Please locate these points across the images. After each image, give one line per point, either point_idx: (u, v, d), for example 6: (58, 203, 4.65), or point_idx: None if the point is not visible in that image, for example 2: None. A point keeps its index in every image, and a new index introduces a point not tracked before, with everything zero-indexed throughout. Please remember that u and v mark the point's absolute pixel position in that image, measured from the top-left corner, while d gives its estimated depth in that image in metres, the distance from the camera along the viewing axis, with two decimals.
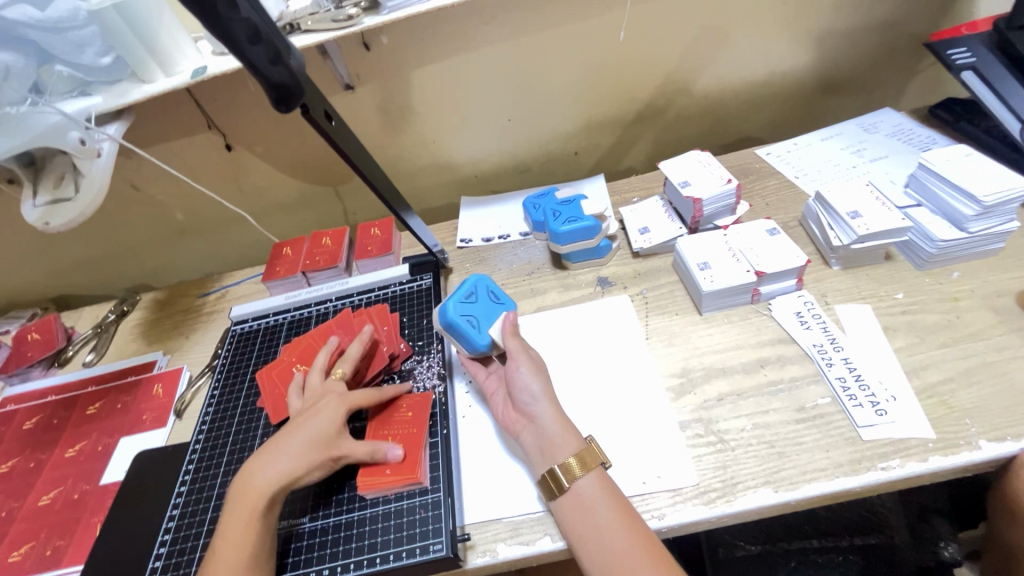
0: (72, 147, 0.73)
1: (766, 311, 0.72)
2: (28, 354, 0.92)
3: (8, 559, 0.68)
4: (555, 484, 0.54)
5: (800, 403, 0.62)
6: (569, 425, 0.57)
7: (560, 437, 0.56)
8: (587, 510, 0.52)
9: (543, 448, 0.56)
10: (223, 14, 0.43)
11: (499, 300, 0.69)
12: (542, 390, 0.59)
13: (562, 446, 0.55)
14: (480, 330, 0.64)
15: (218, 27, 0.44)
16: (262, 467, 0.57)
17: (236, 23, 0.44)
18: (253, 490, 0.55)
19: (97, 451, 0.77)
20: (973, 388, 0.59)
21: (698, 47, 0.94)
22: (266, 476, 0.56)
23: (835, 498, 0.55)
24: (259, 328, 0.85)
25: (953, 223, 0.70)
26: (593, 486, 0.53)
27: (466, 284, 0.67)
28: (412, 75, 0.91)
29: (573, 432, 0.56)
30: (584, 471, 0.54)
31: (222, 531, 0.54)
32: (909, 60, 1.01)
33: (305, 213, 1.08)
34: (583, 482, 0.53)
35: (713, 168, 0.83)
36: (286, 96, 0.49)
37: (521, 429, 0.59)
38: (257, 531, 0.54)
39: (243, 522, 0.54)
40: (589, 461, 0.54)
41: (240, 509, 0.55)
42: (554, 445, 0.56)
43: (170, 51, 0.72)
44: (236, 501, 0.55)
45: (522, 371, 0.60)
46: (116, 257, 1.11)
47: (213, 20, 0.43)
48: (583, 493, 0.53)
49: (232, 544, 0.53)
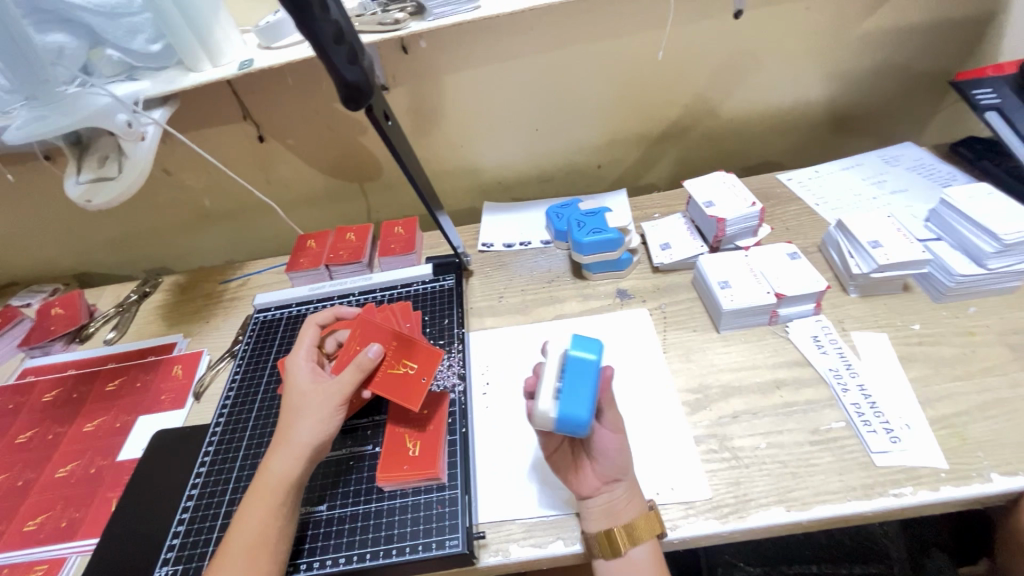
0: (119, 130, 0.74)
1: (784, 333, 0.73)
2: (50, 328, 0.94)
3: (23, 528, 0.69)
4: (614, 543, 0.54)
5: (814, 425, 0.63)
6: (635, 491, 0.57)
7: (627, 502, 0.55)
8: (635, 575, 0.53)
9: (611, 512, 0.54)
10: (316, 15, 0.45)
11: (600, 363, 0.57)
12: (627, 462, 0.56)
13: (626, 510, 0.55)
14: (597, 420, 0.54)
15: (310, 27, 0.46)
16: (274, 449, 0.58)
17: (326, 24, 0.46)
18: (268, 474, 0.56)
19: (115, 428, 0.78)
20: (986, 422, 0.60)
21: (726, 71, 0.96)
22: (281, 460, 0.56)
23: (846, 521, 0.56)
24: (281, 316, 0.86)
25: (973, 259, 0.71)
26: (646, 556, 0.54)
27: (569, 380, 0.53)
28: (449, 81, 0.93)
29: (638, 499, 0.56)
30: (641, 540, 0.54)
31: (242, 514, 0.55)
32: (934, 96, 1.03)
33: (330, 208, 1.10)
34: (640, 548, 0.54)
35: (738, 190, 0.84)
36: (356, 94, 0.51)
37: (591, 492, 0.56)
38: (273, 513, 0.54)
39: (258, 510, 0.54)
40: (650, 529, 0.55)
41: (257, 494, 0.55)
42: (621, 510, 0.54)
43: (220, 43, 0.74)
44: (253, 487, 0.56)
45: (611, 439, 0.56)
46: (140, 239, 1.13)
47: (306, 20, 0.45)
48: (634, 560, 0.54)
49: (253, 524, 0.53)
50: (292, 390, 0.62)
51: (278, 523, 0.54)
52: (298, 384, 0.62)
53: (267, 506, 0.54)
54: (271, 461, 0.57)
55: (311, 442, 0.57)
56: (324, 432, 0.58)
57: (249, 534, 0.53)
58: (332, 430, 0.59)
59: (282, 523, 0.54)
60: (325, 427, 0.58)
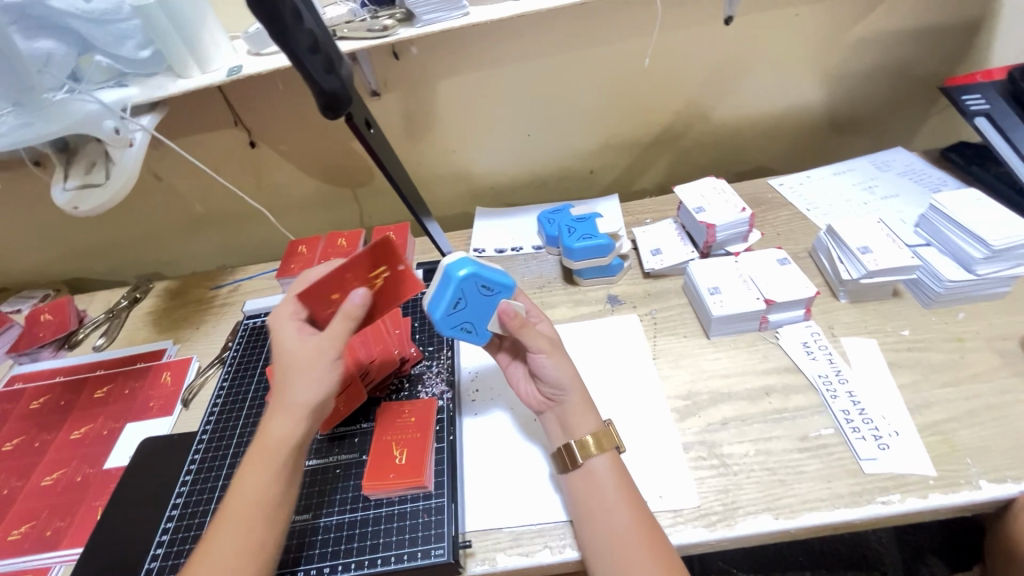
0: (107, 136, 0.74)
1: (774, 339, 0.73)
2: (39, 334, 0.94)
3: (7, 537, 0.68)
4: (569, 459, 0.56)
5: (803, 432, 0.62)
6: (589, 406, 0.59)
7: (580, 418, 0.57)
8: (597, 484, 0.54)
9: (565, 427, 0.58)
10: (290, 25, 0.46)
11: (494, 289, 0.60)
12: (569, 377, 0.59)
13: (581, 425, 0.57)
14: (481, 330, 0.63)
15: (284, 36, 0.46)
16: (272, 411, 0.55)
17: (299, 34, 0.47)
18: (267, 437, 0.54)
19: (102, 435, 0.78)
20: (974, 428, 0.60)
21: (717, 77, 0.97)
22: (280, 420, 0.55)
23: (834, 529, 0.56)
24: (271, 322, 0.86)
25: (962, 264, 0.71)
26: (605, 466, 0.55)
27: (448, 292, 0.59)
28: (440, 86, 0.93)
29: (593, 414, 0.58)
30: (599, 451, 0.55)
31: (240, 479, 0.54)
32: (924, 101, 1.04)
33: (323, 214, 1.09)
34: (598, 460, 0.55)
35: (728, 196, 0.85)
36: (336, 103, 0.50)
37: (544, 409, 0.61)
38: (268, 480, 0.53)
39: (257, 474, 0.53)
40: (606, 442, 0.56)
41: (254, 460, 0.54)
42: (574, 426, 0.57)
43: (207, 48, 0.74)
44: (251, 451, 0.55)
45: (546, 364, 0.59)
46: (132, 245, 1.13)
47: (279, 29, 0.45)
48: (594, 471, 0.55)
49: (250, 490, 0.52)
50: (282, 350, 0.58)
51: (275, 490, 0.53)
52: (286, 344, 0.58)
53: (265, 474, 0.53)
54: (270, 423, 0.55)
55: (309, 403, 0.55)
56: (320, 392, 0.55)
57: (247, 498, 0.52)
58: (329, 388, 0.56)
59: (279, 489, 0.53)
60: (320, 387, 0.55)
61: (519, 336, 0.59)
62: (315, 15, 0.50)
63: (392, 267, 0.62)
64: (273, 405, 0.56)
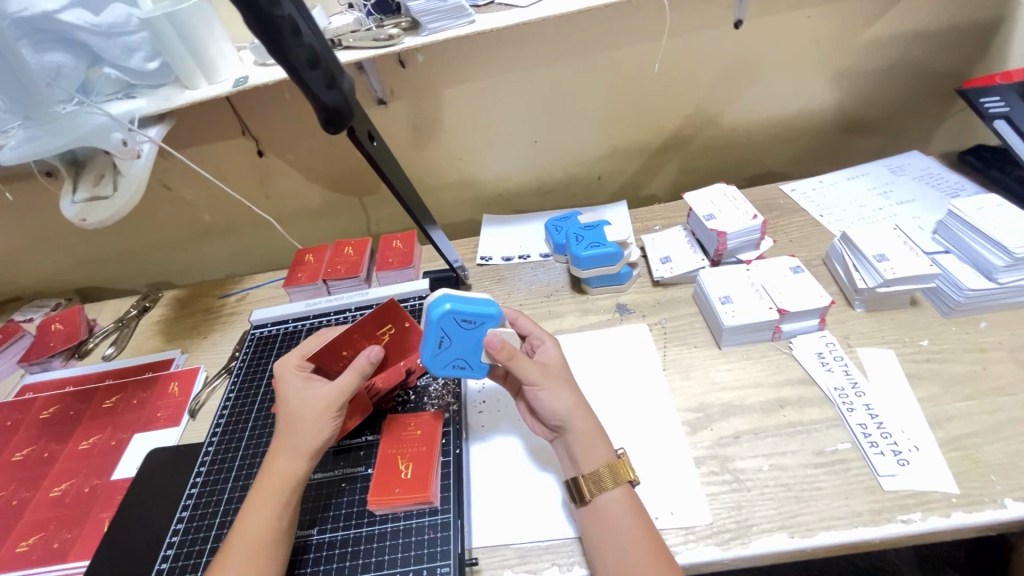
0: (114, 148, 0.73)
1: (787, 349, 0.71)
2: (49, 344, 0.94)
3: (16, 549, 0.68)
4: (578, 492, 0.55)
5: (819, 446, 0.61)
6: (596, 435, 0.57)
7: (587, 451, 0.56)
8: (610, 520, 0.53)
9: (572, 459, 0.56)
10: (289, 41, 0.46)
11: (477, 321, 0.59)
12: (569, 407, 0.57)
13: (590, 457, 0.56)
14: (478, 365, 0.61)
15: (282, 52, 0.46)
16: (277, 450, 0.58)
17: (299, 49, 0.47)
18: (273, 472, 0.56)
19: (110, 446, 0.78)
20: (999, 444, 0.58)
21: (727, 81, 0.95)
22: (285, 458, 0.57)
23: (852, 548, 0.54)
24: (278, 332, 0.86)
25: (982, 273, 0.69)
26: (618, 501, 0.53)
27: (430, 332, 0.59)
28: (446, 94, 0.93)
29: (602, 443, 0.57)
30: (613, 485, 0.54)
31: (246, 513, 0.55)
32: (940, 103, 1.01)
33: (330, 222, 1.09)
34: (609, 494, 0.54)
35: (739, 203, 0.83)
36: (337, 117, 0.51)
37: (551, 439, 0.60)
38: (274, 514, 0.54)
39: (262, 506, 0.54)
40: (619, 474, 0.55)
41: (259, 494, 0.55)
42: (581, 458, 0.56)
43: (216, 59, 0.74)
44: (256, 486, 0.56)
45: (543, 398, 0.58)
46: (142, 254, 1.13)
47: (277, 45, 0.45)
48: (606, 507, 0.53)
49: (257, 523, 0.53)
50: (287, 400, 0.61)
51: (279, 522, 0.54)
52: (291, 396, 0.61)
53: (271, 507, 0.54)
54: (275, 461, 0.57)
55: (315, 445, 0.57)
56: (325, 436, 0.58)
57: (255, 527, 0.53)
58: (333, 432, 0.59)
59: (285, 520, 0.54)
60: (325, 432, 0.58)
61: (512, 367, 0.58)
62: (314, 28, 0.50)
63: (398, 325, 0.66)
64: (277, 446, 0.58)
